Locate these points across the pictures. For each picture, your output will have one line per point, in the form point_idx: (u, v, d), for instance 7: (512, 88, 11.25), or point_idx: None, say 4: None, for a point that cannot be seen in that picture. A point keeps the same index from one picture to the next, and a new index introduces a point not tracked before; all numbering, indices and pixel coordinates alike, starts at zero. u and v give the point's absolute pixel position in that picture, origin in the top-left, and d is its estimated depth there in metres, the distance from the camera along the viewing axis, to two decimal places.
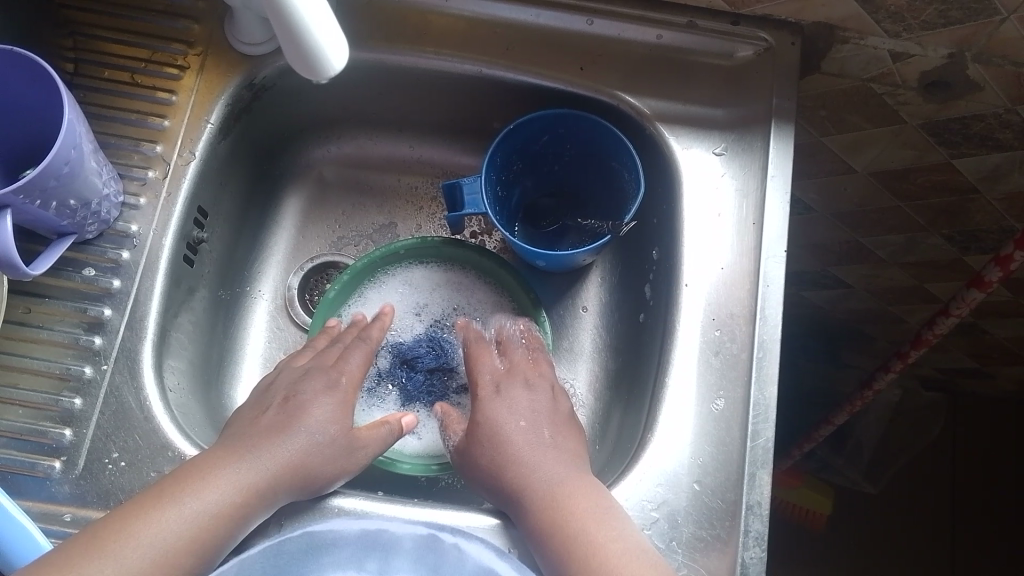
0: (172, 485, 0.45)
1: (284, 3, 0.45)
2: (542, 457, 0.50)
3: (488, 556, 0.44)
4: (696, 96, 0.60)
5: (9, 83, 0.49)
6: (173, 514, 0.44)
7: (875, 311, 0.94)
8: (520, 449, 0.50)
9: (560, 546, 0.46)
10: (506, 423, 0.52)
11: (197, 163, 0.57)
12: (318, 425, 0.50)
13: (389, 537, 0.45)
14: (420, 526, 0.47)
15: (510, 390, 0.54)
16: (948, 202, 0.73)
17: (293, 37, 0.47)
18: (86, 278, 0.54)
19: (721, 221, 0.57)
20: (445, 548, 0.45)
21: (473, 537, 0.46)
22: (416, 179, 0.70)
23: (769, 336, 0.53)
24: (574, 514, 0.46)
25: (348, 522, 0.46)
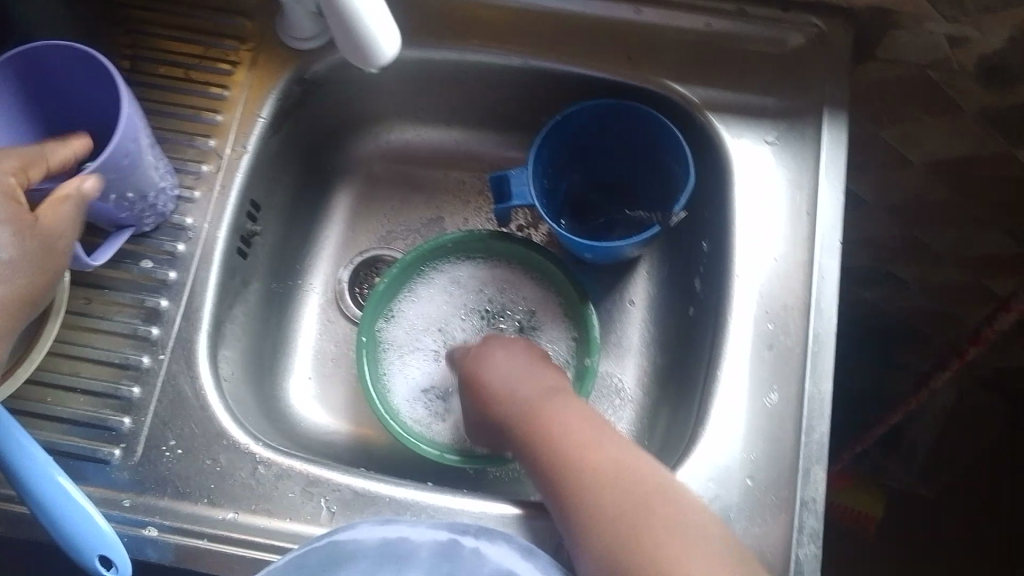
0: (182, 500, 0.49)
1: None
2: (579, 430, 0.48)
3: (511, 559, 0.43)
4: (747, 85, 0.59)
5: (72, 79, 0.50)
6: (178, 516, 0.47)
7: (930, 309, 0.91)
8: (555, 425, 0.49)
9: (593, 521, 0.43)
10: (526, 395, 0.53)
11: (249, 157, 0.58)
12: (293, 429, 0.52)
13: (408, 547, 0.43)
14: (440, 529, 0.44)
15: (500, 356, 0.56)
16: (1008, 194, 0.71)
17: (347, 30, 0.48)
18: (143, 269, 0.55)
19: (774, 209, 0.56)
20: (466, 554, 0.43)
21: (498, 539, 0.45)
22: (464, 173, 0.70)
23: (824, 330, 0.52)
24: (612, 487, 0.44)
25: (373, 529, 0.44)
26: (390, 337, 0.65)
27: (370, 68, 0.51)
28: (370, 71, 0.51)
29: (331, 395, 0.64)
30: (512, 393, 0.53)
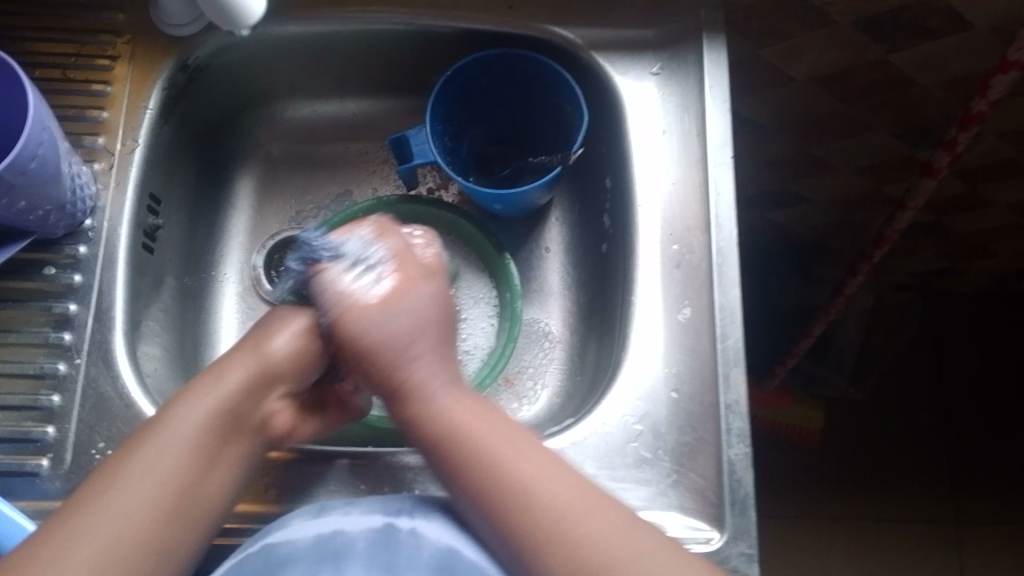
0: (135, 447, 0.45)
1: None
2: (475, 423, 0.47)
3: (447, 535, 0.45)
4: (626, 19, 0.60)
5: None
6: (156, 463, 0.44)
7: (837, 223, 0.95)
8: (457, 423, 0.47)
9: (516, 534, 0.43)
10: (443, 374, 0.49)
11: (141, 150, 0.57)
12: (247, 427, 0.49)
13: (344, 541, 0.43)
14: (372, 515, 0.45)
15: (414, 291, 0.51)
16: (891, 98, 0.74)
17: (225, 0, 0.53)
18: (46, 277, 0.54)
19: (665, 138, 0.57)
20: (402, 538, 0.44)
21: (433, 514, 0.46)
22: (365, 144, 0.70)
23: (726, 242, 0.53)
24: (542, 502, 0.44)
25: (307, 526, 0.44)
26: None
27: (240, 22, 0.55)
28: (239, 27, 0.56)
29: None
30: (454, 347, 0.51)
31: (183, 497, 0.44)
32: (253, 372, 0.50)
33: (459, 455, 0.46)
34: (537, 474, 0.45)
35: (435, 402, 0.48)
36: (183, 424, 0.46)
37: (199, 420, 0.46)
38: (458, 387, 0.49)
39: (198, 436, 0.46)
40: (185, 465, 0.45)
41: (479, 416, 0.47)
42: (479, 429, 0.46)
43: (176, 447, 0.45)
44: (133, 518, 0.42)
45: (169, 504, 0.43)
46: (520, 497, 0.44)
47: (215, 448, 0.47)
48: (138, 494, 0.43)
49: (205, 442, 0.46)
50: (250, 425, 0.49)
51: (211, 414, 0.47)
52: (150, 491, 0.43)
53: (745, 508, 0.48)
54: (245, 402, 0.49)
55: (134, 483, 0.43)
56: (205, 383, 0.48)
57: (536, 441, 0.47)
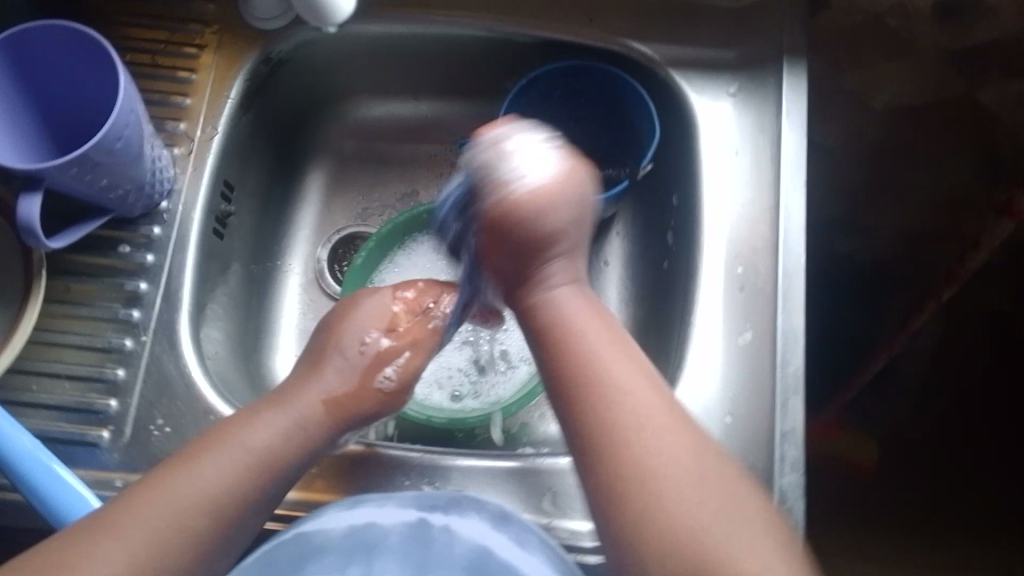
0: (195, 451, 0.45)
1: None
2: (630, 386, 0.44)
3: (484, 535, 0.44)
4: (705, 38, 0.60)
5: (70, 62, 0.51)
6: (199, 472, 0.44)
7: (902, 259, 0.93)
8: (619, 382, 0.44)
9: (628, 507, 0.41)
10: (593, 336, 0.47)
11: (220, 138, 0.59)
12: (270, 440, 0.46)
13: (377, 533, 0.45)
14: (406, 509, 0.45)
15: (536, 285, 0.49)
16: (972, 134, 0.72)
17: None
18: (121, 254, 0.55)
19: (737, 159, 0.57)
20: (435, 536, 0.44)
21: (469, 512, 0.45)
22: (435, 147, 0.70)
23: (793, 267, 0.53)
24: (658, 471, 0.42)
25: (340, 516, 0.45)
26: None
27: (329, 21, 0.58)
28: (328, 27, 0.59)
29: None
30: (561, 303, 0.48)
31: (215, 510, 0.43)
32: (325, 403, 0.49)
33: (595, 452, 0.43)
34: (659, 443, 0.43)
35: (568, 360, 0.46)
36: (247, 445, 0.45)
37: (262, 442, 0.46)
38: (608, 343, 0.46)
39: (253, 460, 0.45)
40: (226, 482, 0.44)
41: (634, 374, 0.45)
42: (626, 393, 0.44)
43: (225, 465, 0.44)
44: (161, 528, 0.42)
45: (198, 520, 0.43)
46: (641, 465, 0.42)
47: (265, 476, 0.45)
48: (171, 507, 0.42)
49: (256, 467, 0.45)
50: (312, 457, 0.48)
51: (270, 441, 0.46)
52: (184, 507, 0.43)
53: (795, 538, 0.47)
54: (310, 436, 0.47)
55: (173, 496, 0.43)
56: (273, 411, 0.47)
57: (669, 403, 0.45)
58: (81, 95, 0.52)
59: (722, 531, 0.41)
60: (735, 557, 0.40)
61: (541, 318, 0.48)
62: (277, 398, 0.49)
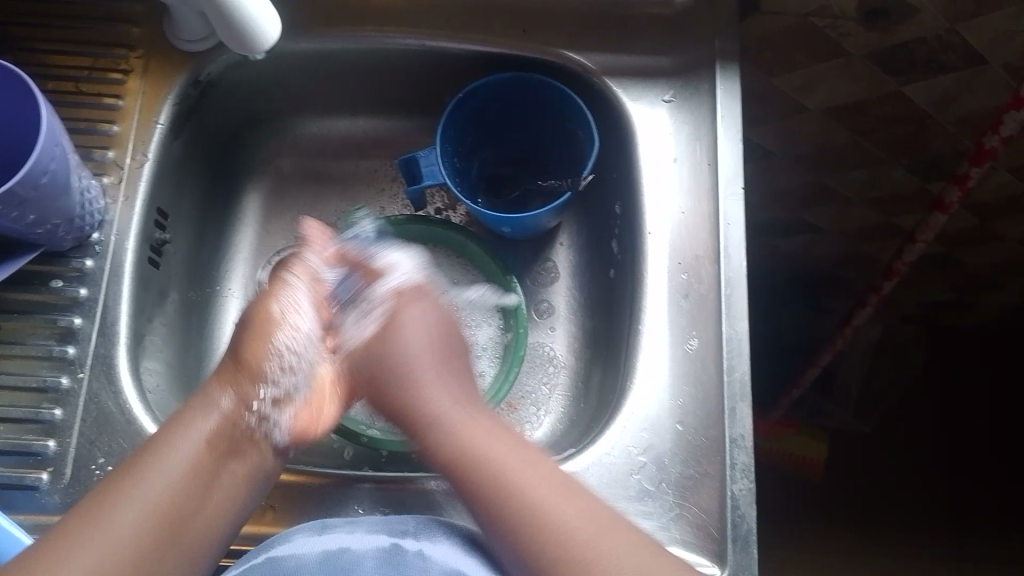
0: (102, 497, 0.43)
1: (232, 7, 0.49)
2: (493, 445, 0.48)
3: (455, 560, 0.45)
4: (639, 46, 0.60)
5: None
6: (105, 529, 0.42)
7: (844, 252, 0.95)
8: (512, 471, 0.46)
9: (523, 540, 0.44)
10: (477, 441, 0.49)
11: (151, 165, 0.57)
12: (173, 462, 0.45)
13: (351, 559, 0.43)
14: (378, 535, 0.45)
15: (413, 314, 0.56)
16: (903, 129, 0.74)
17: (238, 33, 0.51)
18: (53, 289, 0.54)
19: (676, 166, 0.57)
20: (410, 559, 0.44)
21: (438, 538, 0.46)
22: (374, 163, 0.70)
23: (734, 272, 0.53)
24: (552, 519, 0.44)
25: (310, 543, 0.44)
26: None
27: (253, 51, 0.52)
28: (254, 55, 0.53)
29: None
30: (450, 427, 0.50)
31: (178, 501, 0.45)
32: (237, 392, 0.50)
33: (489, 507, 0.46)
34: (567, 521, 0.44)
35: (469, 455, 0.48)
36: (144, 492, 0.44)
37: (156, 487, 0.44)
38: (478, 428, 0.50)
39: (162, 497, 0.44)
40: (178, 487, 0.45)
41: (525, 462, 0.47)
42: (512, 468, 0.47)
43: (163, 477, 0.45)
44: (122, 547, 0.42)
45: (160, 520, 0.43)
46: (530, 521, 0.44)
47: (175, 517, 0.44)
48: (119, 530, 0.42)
49: (167, 505, 0.44)
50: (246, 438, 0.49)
51: (206, 439, 0.47)
52: (131, 527, 0.42)
53: (748, 544, 0.48)
54: (241, 413, 0.49)
55: (103, 536, 0.42)
56: (190, 413, 0.48)
57: (553, 471, 0.47)
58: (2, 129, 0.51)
59: (598, 544, 0.43)
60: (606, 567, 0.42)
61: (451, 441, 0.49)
62: (192, 405, 0.49)
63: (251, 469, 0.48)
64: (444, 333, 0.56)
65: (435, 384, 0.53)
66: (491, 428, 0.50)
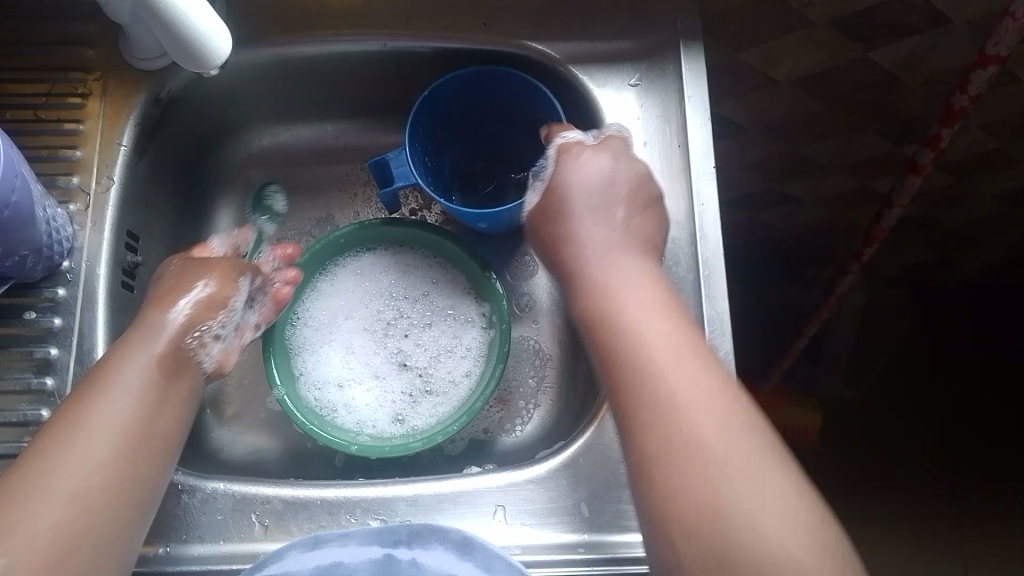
0: (57, 432, 0.42)
1: (182, 23, 0.48)
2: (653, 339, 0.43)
3: (450, 563, 0.44)
4: (601, 31, 0.60)
5: None
6: (72, 460, 0.41)
7: (824, 220, 0.95)
8: (638, 329, 0.43)
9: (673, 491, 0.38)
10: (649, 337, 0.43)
11: (117, 187, 0.57)
12: (126, 395, 0.45)
13: (345, 571, 0.43)
14: (372, 547, 0.45)
15: (582, 163, 0.53)
16: (873, 95, 0.73)
17: (188, 48, 0.50)
18: (27, 321, 0.53)
19: (647, 149, 0.57)
20: (403, 567, 0.43)
21: (432, 544, 0.45)
22: (345, 167, 0.69)
23: (712, 253, 0.53)
24: (687, 433, 0.39)
25: (304, 560, 0.44)
26: (301, 339, 0.63)
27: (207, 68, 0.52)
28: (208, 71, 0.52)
29: (244, 411, 0.63)
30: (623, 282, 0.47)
31: (146, 414, 0.45)
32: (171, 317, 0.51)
33: (634, 418, 0.41)
34: (704, 436, 0.38)
35: (626, 390, 0.42)
36: (107, 421, 0.44)
37: (118, 416, 0.44)
38: (663, 319, 0.44)
39: (126, 424, 0.44)
40: (139, 410, 0.45)
41: (686, 374, 0.41)
42: (662, 363, 0.41)
43: (126, 393, 0.45)
44: (103, 460, 0.42)
45: (133, 432, 0.44)
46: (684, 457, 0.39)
47: (140, 447, 0.44)
48: (96, 445, 0.42)
49: (128, 434, 0.44)
50: (183, 362, 0.50)
51: (155, 359, 0.48)
52: (110, 442, 0.43)
53: None
54: (181, 337, 0.51)
55: (74, 464, 0.41)
56: (135, 340, 0.48)
57: (717, 391, 0.41)
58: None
59: (720, 432, 0.39)
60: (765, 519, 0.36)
61: (594, 303, 0.47)
62: (133, 330, 0.49)
63: (186, 393, 0.50)
64: (632, 213, 0.52)
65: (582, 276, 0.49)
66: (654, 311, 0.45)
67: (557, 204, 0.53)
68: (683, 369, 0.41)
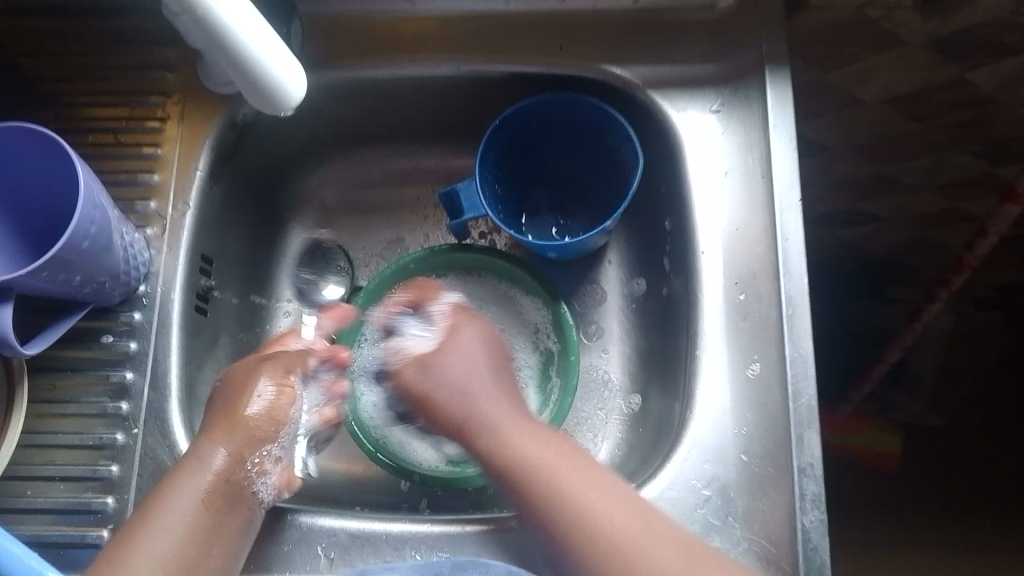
0: (115, 553, 0.44)
1: (254, 64, 0.48)
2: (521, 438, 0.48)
3: None
4: (680, 55, 0.58)
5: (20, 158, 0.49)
6: None
7: (910, 241, 0.91)
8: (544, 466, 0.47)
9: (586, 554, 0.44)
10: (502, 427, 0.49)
11: (193, 213, 0.57)
12: (180, 507, 0.46)
13: None
14: None
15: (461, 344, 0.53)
16: (969, 116, 0.69)
17: (260, 90, 0.50)
18: (104, 344, 0.54)
19: (727, 179, 0.55)
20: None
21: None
22: (417, 190, 0.69)
23: (796, 289, 0.50)
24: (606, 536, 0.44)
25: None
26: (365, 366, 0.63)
27: (281, 112, 0.52)
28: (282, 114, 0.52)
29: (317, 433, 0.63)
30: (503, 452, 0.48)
31: (184, 562, 0.45)
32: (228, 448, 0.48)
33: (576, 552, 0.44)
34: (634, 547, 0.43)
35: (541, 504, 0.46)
36: (164, 534, 0.45)
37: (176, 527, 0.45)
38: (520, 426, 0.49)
39: (181, 539, 0.45)
40: (191, 519, 0.46)
41: (562, 469, 0.47)
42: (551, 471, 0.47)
43: (178, 513, 0.46)
44: None
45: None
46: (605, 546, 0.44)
47: (202, 552, 0.45)
48: (146, 569, 0.43)
49: (187, 543, 0.45)
50: (240, 492, 0.48)
51: (204, 496, 0.47)
52: None
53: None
54: (234, 468, 0.48)
55: None
56: (189, 467, 0.47)
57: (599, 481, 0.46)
58: (42, 191, 0.51)
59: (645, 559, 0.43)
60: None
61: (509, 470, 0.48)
62: (183, 462, 0.48)
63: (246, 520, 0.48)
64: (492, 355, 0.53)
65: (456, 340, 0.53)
66: (489, 392, 0.51)
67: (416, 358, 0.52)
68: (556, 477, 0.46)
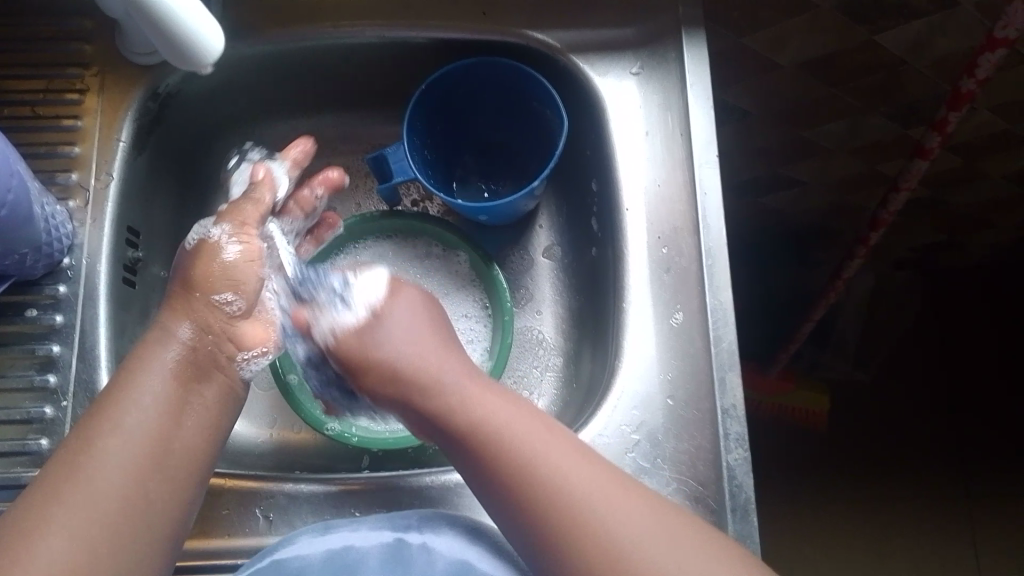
0: (79, 446, 0.43)
1: (178, 25, 0.48)
2: (493, 407, 0.48)
3: (461, 551, 0.45)
4: (601, 20, 0.59)
5: None
6: (95, 473, 0.42)
7: (830, 204, 0.94)
8: (527, 443, 0.46)
9: (548, 528, 0.43)
10: (489, 409, 0.48)
11: (117, 183, 0.56)
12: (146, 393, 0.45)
13: (356, 556, 0.45)
14: (382, 531, 0.46)
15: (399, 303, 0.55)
16: (880, 80, 0.72)
17: (185, 53, 0.50)
18: (29, 318, 0.53)
19: (648, 139, 0.56)
20: (414, 555, 0.45)
21: (442, 527, 0.46)
22: (347, 159, 0.69)
23: (715, 243, 0.53)
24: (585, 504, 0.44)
25: (314, 544, 0.45)
26: None
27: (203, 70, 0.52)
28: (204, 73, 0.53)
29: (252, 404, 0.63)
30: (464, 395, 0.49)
31: (157, 450, 0.44)
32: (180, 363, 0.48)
33: (549, 529, 0.43)
34: (612, 519, 0.43)
35: (506, 456, 0.46)
36: (134, 415, 0.44)
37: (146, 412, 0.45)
38: (485, 398, 0.49)
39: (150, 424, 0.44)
40: (159, 410, 0.45)
41: (558, 449, 0.46)
42: (536, 452, 0.45)
43: (146, 397, 0.45)
44: (108, 499, 0.41)
45: (125, 508, 0.42)
46: (537, 494, 0.44)
47: (172, 436, 0.45)
48: (118, 456, 0.43)
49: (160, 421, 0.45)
50: (210, 364, 0.49)
51: (173, 368, 0.47)
52: (113, 489, 0.42)
53: (747, 513, 0.48)
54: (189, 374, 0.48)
55: (99, 480, 0.42)
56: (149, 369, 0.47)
57: (578, 456, 0.46)
58: None
59: (611, 510, 0.43)
60: (630, 531, 0.42)
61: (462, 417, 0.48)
62: (143, 352, 0.48)
63: (222, 391, 0.49)
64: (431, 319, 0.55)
65: (455, 373, 0.51)
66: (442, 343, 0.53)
67: (370, 363, 0.52)
68: (528, 445, 0.46)
